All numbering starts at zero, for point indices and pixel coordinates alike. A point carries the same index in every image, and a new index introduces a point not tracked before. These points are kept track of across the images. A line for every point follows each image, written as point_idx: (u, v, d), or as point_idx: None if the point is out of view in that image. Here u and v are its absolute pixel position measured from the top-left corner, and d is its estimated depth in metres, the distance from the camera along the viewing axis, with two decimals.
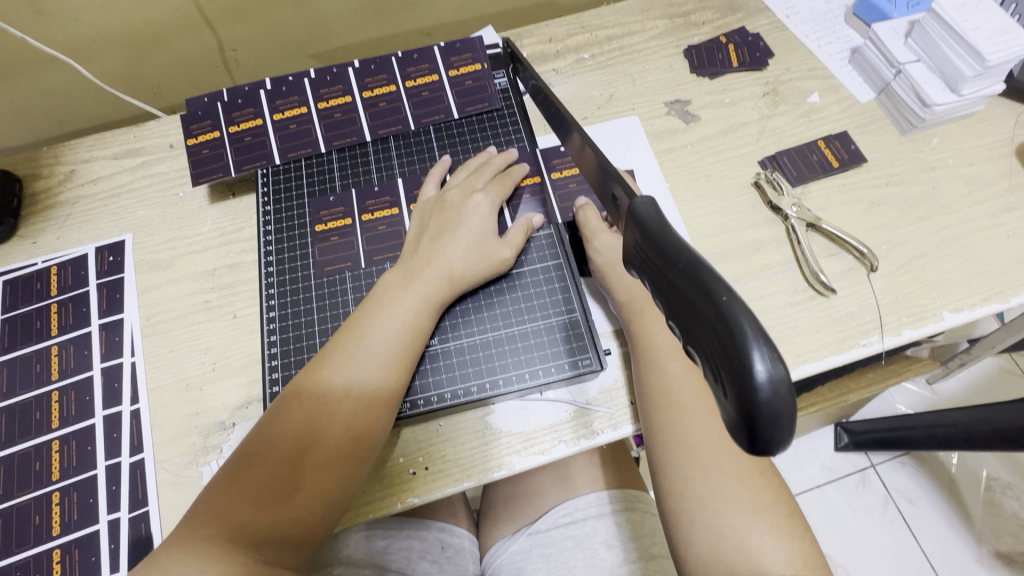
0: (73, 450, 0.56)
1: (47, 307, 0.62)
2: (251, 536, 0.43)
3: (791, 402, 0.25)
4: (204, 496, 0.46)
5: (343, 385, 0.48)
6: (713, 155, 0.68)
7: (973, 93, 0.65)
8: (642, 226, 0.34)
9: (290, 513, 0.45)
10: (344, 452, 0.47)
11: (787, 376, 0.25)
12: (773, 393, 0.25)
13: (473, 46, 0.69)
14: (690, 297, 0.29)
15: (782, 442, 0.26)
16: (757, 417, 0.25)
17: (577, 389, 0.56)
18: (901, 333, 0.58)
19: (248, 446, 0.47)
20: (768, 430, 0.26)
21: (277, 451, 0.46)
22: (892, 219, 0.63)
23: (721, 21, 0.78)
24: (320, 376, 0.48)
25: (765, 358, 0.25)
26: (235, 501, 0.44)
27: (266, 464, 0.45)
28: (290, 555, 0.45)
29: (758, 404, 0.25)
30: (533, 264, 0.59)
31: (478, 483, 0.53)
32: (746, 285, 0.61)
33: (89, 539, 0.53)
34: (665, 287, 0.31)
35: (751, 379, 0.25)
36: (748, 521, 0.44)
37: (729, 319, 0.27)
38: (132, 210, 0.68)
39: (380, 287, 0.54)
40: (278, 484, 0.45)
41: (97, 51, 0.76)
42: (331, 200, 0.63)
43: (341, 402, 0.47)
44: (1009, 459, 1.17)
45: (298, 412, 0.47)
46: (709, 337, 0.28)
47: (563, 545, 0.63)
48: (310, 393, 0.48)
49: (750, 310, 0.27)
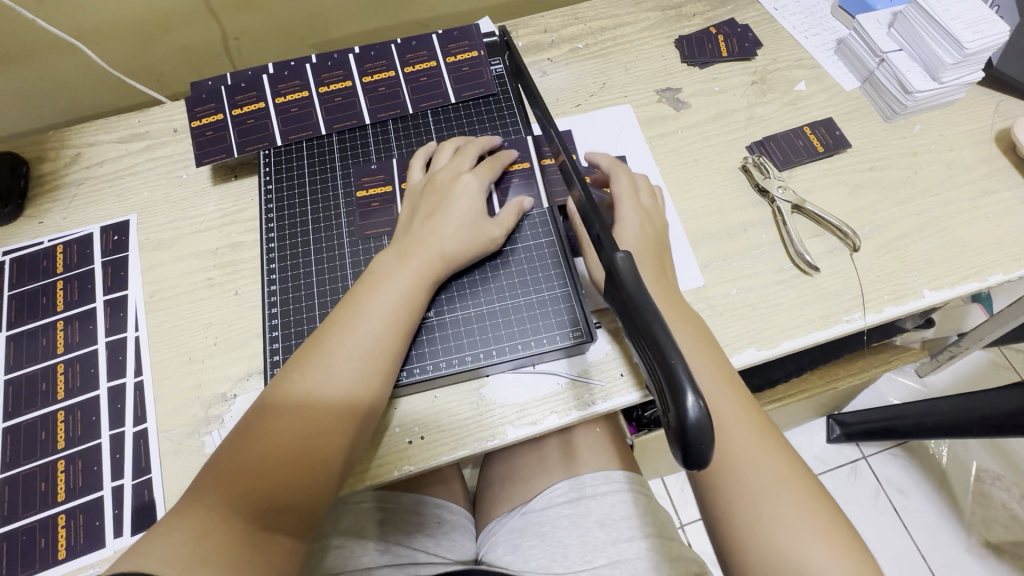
0: (78, 420, 0.57)
1: (53, 284, 0.64)
2: (252, 502, 0.45)
3: (712, 434, 0.30)
4: (206, 467, 0.47)
5: (341, 359, 0.49)
6: (702, 140, 0.70)
7: (953, 81, 0.67)
8: (621, 284, 0.37)
9: (292, 480, 0.46)
10: (341, 422, 0.48)
11: (711, 418, 0.30)
12: (698, 423, 0.30)
13: (470, 34, 0.71)
14: (643, 341, 0.34)
15: (707, 458, 0.30)
16: (685, 436, 0.30)
17: (570, 361, 0.58)
18: (883, 310, 0.60)
19: (249, 420, 0.48)
20: (696, 449, 0.30)
21: (280, 424, 0.47)
22: (875, 202, 0.65)
23: (712, 13, 0.80)
24: (319, 352, 0.50)
25: (694, 396, 0.30)
26: (237, 469, 0.46)
27: (268, 435, 0.47)
28: (294, 523, 0.46)
29: (685, 430, 0.30)
30: (524, 245, 0.61)
31: (472, 451, 0.54)
32: (733, 263, 0.63)
33: (93, 505, 0.54)
34: (631, 330, 0.37)
35: (683, 408, 0.30)
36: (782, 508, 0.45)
37: (666, 364, 0.32)
38: (136, 191, 0.70)
39: (375, 265, 0.55)
40: (280, 454, 0.46)
41: (104, 38, 0.78)
42: (373, 166, 0.65)
43: (339, 375, 0.49)
44: (998, 449, 1.19)
45: (298, 388, 0.49)
46: (655, 359, 0.33)
47: (556, 522, 0.64)
48: (311, 368, 0.49)
49: (684, 357, 0.32)
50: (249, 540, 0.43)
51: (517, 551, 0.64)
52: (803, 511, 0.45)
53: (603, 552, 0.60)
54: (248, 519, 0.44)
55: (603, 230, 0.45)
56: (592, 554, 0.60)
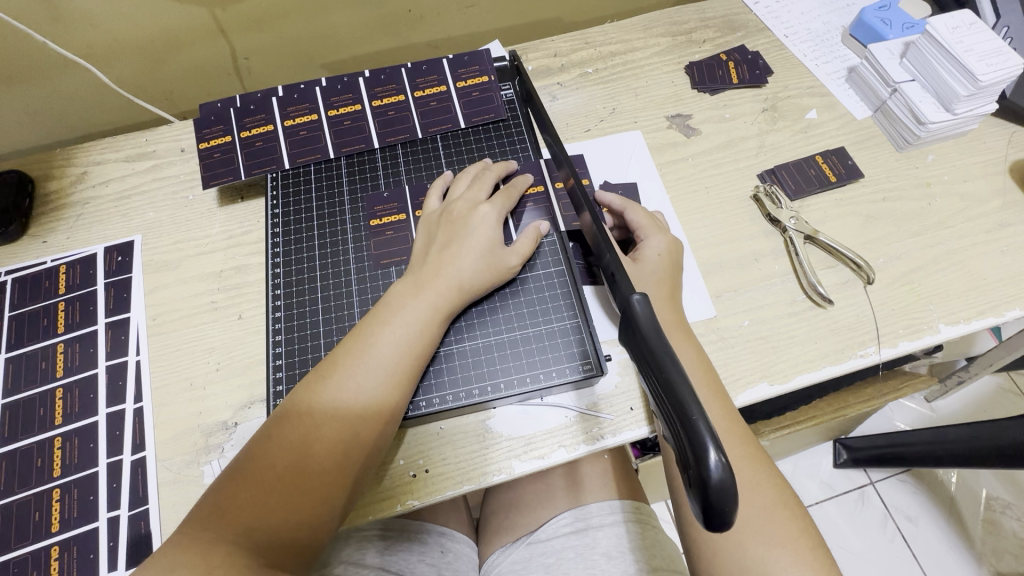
0: (75, 447, 0.56)
1: (55, 306, 0.63)
2: (253, 539, 0.43)
3: (734, 493, 0.29)
4: (206, 498, 0.46)
5: (353, 393, 0.48)
6: (713, 168, 0.70)
7: (966, 112, 0.66)
8: (637, 328, 0.36)
9: (294, 517, 0.45)
10: (348, 458, 0.47)
11: (733, 475, 0.29)
12: (721, 482, 0.29)
13: (480, 59, 0.71)
14: (658, 388, 0.33)
15: (729, 517, 0.29)
16: (707, 495, 0.29)
17: (579, 395, 0.56)
18: (898, 345, 0.59)
19: (253, 449, 0.47)
20: (717, 509, 0.29)
21: (284, 458, 0.46)
22: (889, 233, 0.65)
23: (722, 40, 0.80)
24: (328, 383, 0.49)
25: (716, 452, 0.29)
26: (239, 506, 0.44)
27: (273, 467, 0.46)
28: (295, 560, 0.45)
29: (707, 489, 0.29)
30: (537, 273, 0.60)
31: (478, 486, 0.53)
32: (744, 294, 0.62)
33: (88, 536, 0.53)
34: (644, 374, 0.36)
35: (705, 466, 0.29)
36: (771, 552, 0.44)
37: (685, 415, 0.31)
38: (141, 211, 0.69)
39: (391, 295, 0.54)
40: (284, 489, 0.45)
41: (114, 57, 0.78)
42: (386, 193, 0.65)
43: (349, 408, 0.48)
44: (1009, 478, 1.17)
45: (304, 419, 0.48)
46: (673, 410, 0.32)
47: (562, 555, 0.62)
48: (320, 398, 0.48)
49: (703, 409, 0.31)
50: None
51: None
52: (794, 558, 0.44)
53: None
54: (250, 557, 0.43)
55: (617, 267, 0.44)
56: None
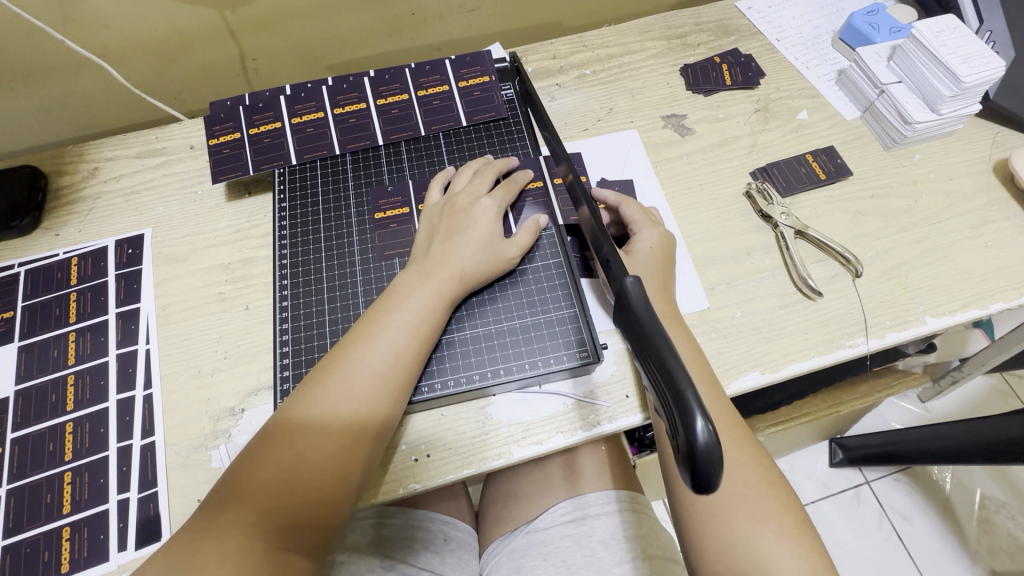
0: (86, 432, 0.58)
1: (67, 296, 0.65)
2: (272, 520, 0.45)
3: (720, 458, 0.31)
4: (225, 481, 0.47)
5: (366, 375, 0.50)
6: (707, 166, 0.72)
7: (951, 113, 0.68)
8: (630, 309, 0.38)
9: (311, 498, 0.46)
10: (359, 440, 0.49)
11: (719, 440, 0.31)
12: (708, 448, 0.31)
13: (482, 60, 0.73)
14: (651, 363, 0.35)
15: (716, 481, 0.31)
16: (695, 460, 0.31)
17: (576, 383, 0.58)
18: (886, 336, 0.60)
19: (269, 434, 0.49)
20: (704, 473, 0.31)
21: (303, 437, 0.48)
22: (877, 229, 0.67)
23: (716, 43, 0.82)
24: (343, 365, 0.51)
25: (704, 420, 0.31)
26: (261, 480, 0.46)
27: (290, 449, 0.47)
28: (311, 540, 0.46)
29: (694, 454, 0.31)
30: (536, 265, 0.62)
31: (478, 470, 0.54)
32: (737, 287, 0.64)
33: (98, 517, 0.54)
34: (638, 351, 0.38)
35: (692, 432, 0.31)
36: (754, 529, 0.46)
37: (676, 387, 0.33)
38: (152, 205, 0.71)
39: (395, 284, 0.56)
40: (300, 471, 0.47)
41: (126, 57, 0.80)
42: (390, 188, 0.67)
43: (362, 390, 0.50)
44: (1002, 477, 1.19)
45: (317, 404, 0.49)
46: (664, 382, 0.34)
47: (560, 543, 0.64)
48: (332, 384, 0.50)
49: (693, 381, 0.33)
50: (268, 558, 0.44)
51: (520, 571, 0.63)
52: (779, 536, 0.46)
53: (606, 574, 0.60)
54: (268, 534, 0.45)
55: (612, 254, 0.46)
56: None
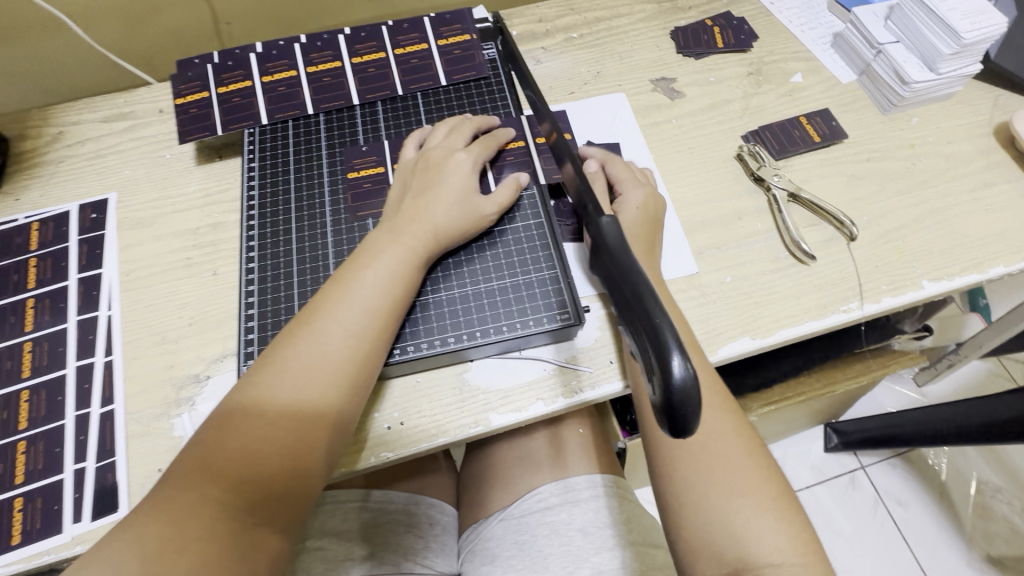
0: (42, 400, 0.55)
1: (26, 261, 0.62)
2: (242, 493, 0.42)
3: (699, 399, 0.28)
4: (187, 452, 0.44)
5: (339, 335, 0.47)
6: (697, 129, 0.69)
7: (951, 73, 0.66)
8: (606, 249, 0.36)
9: (283, 467, 0.44)
10: (334, 405, 0.46)
11: (697, 380, 0.28)
12: (685, 390, 0.28)
13: (463, 18, 0.70)
14: (626, 303, 0.32)
15: (693, 424, 0.28)
16: (672, 402, 0.28)
17: (557, 348, 0.56)
18: (881, 301, 0.58)
19: (234, 401, 0.46)
20: (681, 415, 0.28)
21: (274, 404, 0.45)
22: (873, 192, 0.64)
23: (708, 6, 0.79)
24: (315, 327, 0.48)
25: (681, 359, 0.28)
26: (229, 450, 0.43)
27: (259, 417, 0.44)
28: (285, 512, 0.44)
29: (671, 396, 0.28)
30: (515, 225, 0.59)
31: (454, 438, 0.52)
32: (727, 251, 0.61)
33: (52, 488, 0.51)
34: (613, 293, 0.35)
35: (669, 373, 0.28)
36: (733, 504, 0.44)
37: (652, 325, 0.30)
38: (118, 169, 0.68)
39: (367, 242, 0.53)
40: (270, 439, 0.44)
41: (92, 17, 0.77)
42: (364, 149, 0.64)
43: (336, 352, 0.47)
44: (999, 460, 1.17)
45: (286, 368, 0.46)
46: (640, 322, 0.31)
47: (537, 531, 0.61)
48: (302, 347, 0.47)
49: (670, 318, 0.30)
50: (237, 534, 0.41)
51: (495, 561, 0.61)
52: (760, 510, 0.43)
53: (585, 564, 0.58)
54: (242, 507, 0.42)
55: (587, 196, 0.43)
56: (573, 565, 0.58)
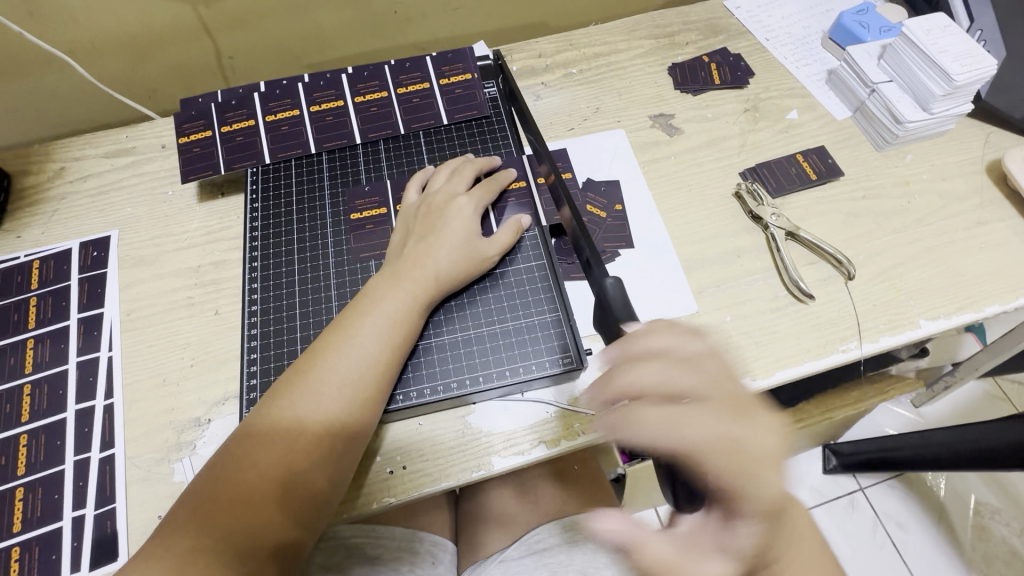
0: (41, 445, 0.54)
1: (26, 301, 0.61)
2: (236, 545, 0.42)
3: None
4: (184, 500, 0.44)
5: (337, 384, 0.47)
6: (696, 166, 0.70)
7: (943, 112, 0.67)
8: None
9: (278, 520, 0.44)
10: (330, 456, 0.46)
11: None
12: None
13: (464, 57, 0.71)
14: None
15: None
16: None
17: (560, 390, 0.56)
18: (879, 340, 0.58)
19: (231, 450, 0.46)
20: None
21: (269, 454, 0.45)
22: (869, 230, 0.65)
23: (704, 43, 0.81)
24: (313, 375, 0.48)
25: None
26: (225, 501, 0.43)
27: (255, 468, 0.44)
28: (278, 565, 0.44)
29: None
30: (517, 265, 0.59)
31: (457, 482, 0.52)
32: (727, 290, 0.61)
33: (51, 536, 0.51)
34: None
35: None
36: None
37: None
38: (119, 206, 0.68)
39: (369, 288, 0.53)
40: (265, 491, 0.44)
41: (96, 54, 0.78)
42: (366, 188, 0.64)
43: (332, 402, 0.47)
44: (997, 483, 1.17)
45: (284, 417, 0.46)
46: None
47: (534, 574, 0.60)
48: (300, 396, 0.47)
49: None
50: None
51: None
52: None
53: None
54: (232, 559, 0.42)
55: None
56: None
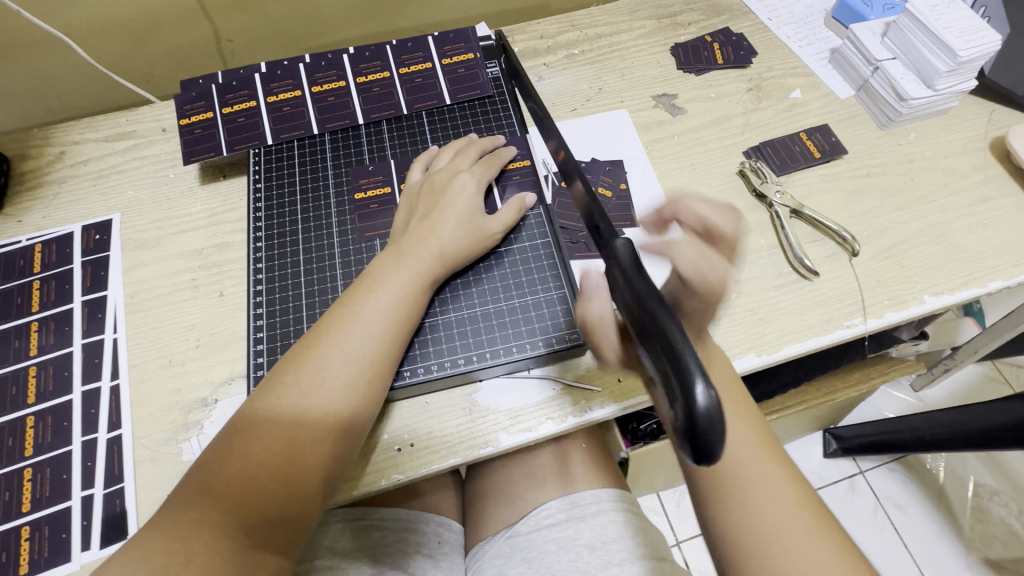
0: (48, 426, 0.54)
1: (30, 284, 0.61)
2: (240, 517, 0.42)
3: (722, 424, 0.28)
4: (191, 473, 0.44)
5: (340, 360, 0.47)
6: (699, 146, 0.70)
7: (947, 89, 0.67)
8: (623, 274, 0.35)
9: (283, 491, 0.44)
10: (335, 430, 0.46)
11: (721, 403, 0.28)
12: (708, 414, 0.27)
13: (466, 37, 0.70)
14: (649, 332, 0.31)
15: (716, 453, 0.28)
16: (694, 428, 0.28)
17: (566, 367, 0.56)
18: (884, 315, 0.59)
19: (238, 423, 0.46)
20: (705, 442, 0.28)
21: (275, 428, 0.45)
22: (873, 207, 0.65)
23: (707, 23, 0.80)
24: (318, 350, 0.48)
25: (704, 384, 0.28)
26: (230, 474, 0.43)
27: (260, 440, 0.45)
28: (283, 537, 0.44)
29: (695, 421, 0.28)
30: (521, 244, 0.59)
31: (465, 459, 0.52)
32: (731, 267, 0.62)
33: (60, 516, 0.51)
34: (632, 319, 0.34)
35: (692, 399, 0.28)
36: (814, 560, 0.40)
37: (673, 350, 0.29)
38: (121, 190, 0.68)
39: (372, 266, 0.53)
40: (271, 464, 0.44)
41: (93, 38, 0.77)
42: (371, 168, 0.64)
43: (337, 376, 0.47)
44: (994, 463, 1.18)
45: (289, 391, 0.46)
46: (660, 347, 0.30)
47: (544, 549, 0.61)
48: (305, 369, 0.47)
49: (692, 343, 0.29)
50: (233, 558, 0.41)
51: None
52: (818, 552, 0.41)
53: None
54: (239, 529, 0.42)
55: (602, 218, 0.42)
56: None
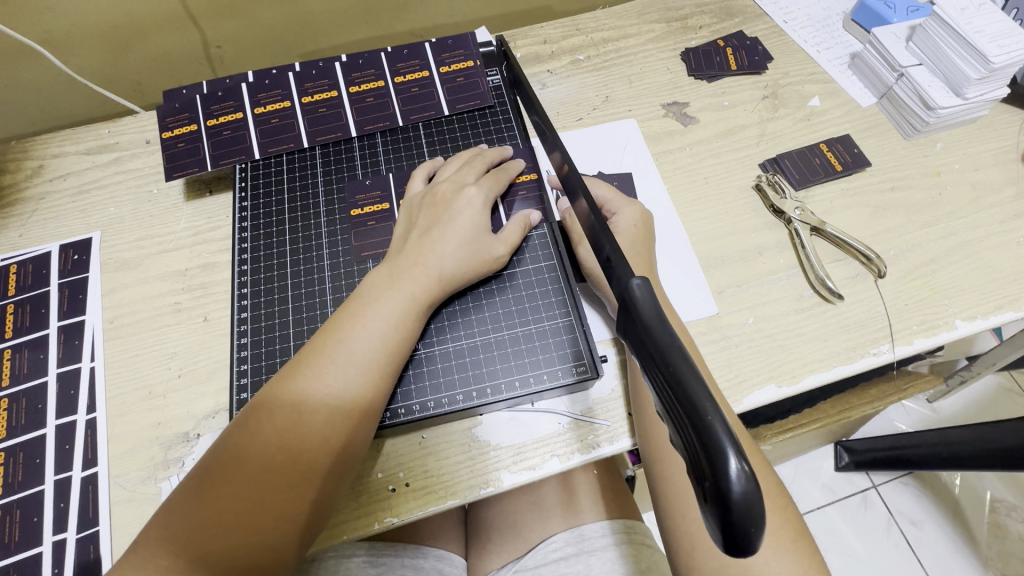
0: (19, 463, 0.51)
1: (3, 308, 0.58)
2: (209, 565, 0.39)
3: (760, 506, 0.25)
4: (160, 515, 0.41)
5: (325, 394, 0.43)
6: (713, 158, 0.66)
7: (977, 97, 0.63)
8: (639, 318, 0.31)
9: (256, 536, 0.40)
10: (316, 468, 0.42)
11: (757, 483, 0.25)
12: (743, 497, 0.24)
13: (465, 43, 0.67)
14: (670, 393, 0.28)
15: (753, 537, 0.25)
16: (727, 510, 0.24)
17: (573, 400, 0.52)
18: (913, 342, 0.55)
19: (211, 460, 0.42)
20: (740, 527, 0.24)
21: (248, 467, 0.41)
22: (899, 224, 0.61)
23: (719, 26, 0.76)
24: (298, 381, 0.44)
25: (737, 459, 0.25)
26: (199, 518, 0.40)
27: (233, 481, 0.41)
28: None
29: (729, 504, 0.24)
30: (525, 265, 0.56)
31: (464, 500, 0.48)
32: (748, 290, 0.58)
33: (30, 562, 0.47)
34: (649, 372, 0.30)
35: (725, 477, 0.24)
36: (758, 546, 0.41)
37: (699, 416, 0.26)
38: (102, 206, 0.64)
39: (364, 286, 0.49)
40: (244, 507, 0.40)
41: (74, 45, 0.73)
42: (368, 182, 0.60)
43: (318, 411, 0.43)
44: (1012, 479, 1.14)
45: (266, 426, 0.42)
46: (684, 412, 0.27)
47: None
48: (285, 400, 0.43)
49: (721, 409, 0.26)
50: None
51: None
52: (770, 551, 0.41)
53: None
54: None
55: (613, 249, 0.38)
56: None
